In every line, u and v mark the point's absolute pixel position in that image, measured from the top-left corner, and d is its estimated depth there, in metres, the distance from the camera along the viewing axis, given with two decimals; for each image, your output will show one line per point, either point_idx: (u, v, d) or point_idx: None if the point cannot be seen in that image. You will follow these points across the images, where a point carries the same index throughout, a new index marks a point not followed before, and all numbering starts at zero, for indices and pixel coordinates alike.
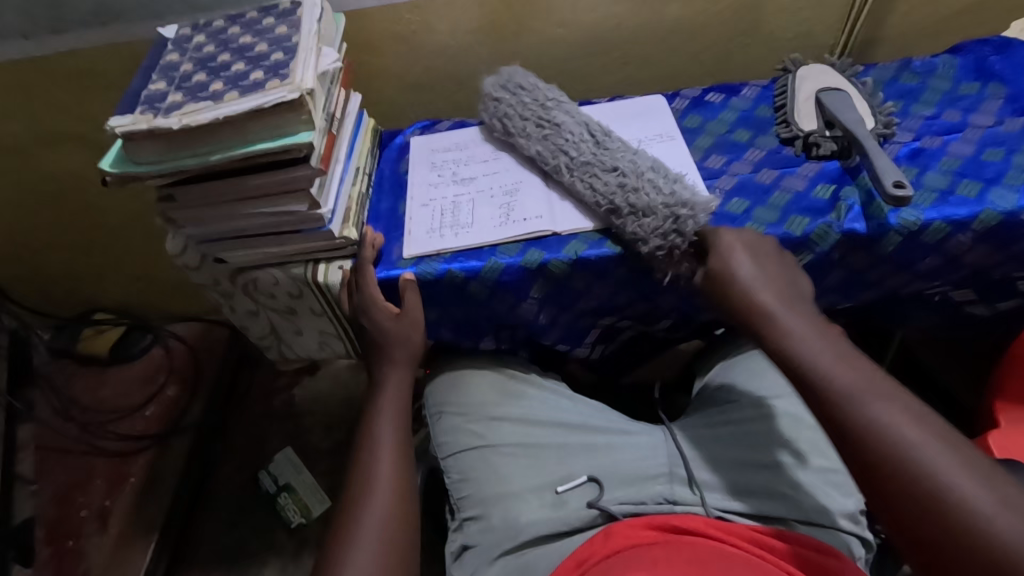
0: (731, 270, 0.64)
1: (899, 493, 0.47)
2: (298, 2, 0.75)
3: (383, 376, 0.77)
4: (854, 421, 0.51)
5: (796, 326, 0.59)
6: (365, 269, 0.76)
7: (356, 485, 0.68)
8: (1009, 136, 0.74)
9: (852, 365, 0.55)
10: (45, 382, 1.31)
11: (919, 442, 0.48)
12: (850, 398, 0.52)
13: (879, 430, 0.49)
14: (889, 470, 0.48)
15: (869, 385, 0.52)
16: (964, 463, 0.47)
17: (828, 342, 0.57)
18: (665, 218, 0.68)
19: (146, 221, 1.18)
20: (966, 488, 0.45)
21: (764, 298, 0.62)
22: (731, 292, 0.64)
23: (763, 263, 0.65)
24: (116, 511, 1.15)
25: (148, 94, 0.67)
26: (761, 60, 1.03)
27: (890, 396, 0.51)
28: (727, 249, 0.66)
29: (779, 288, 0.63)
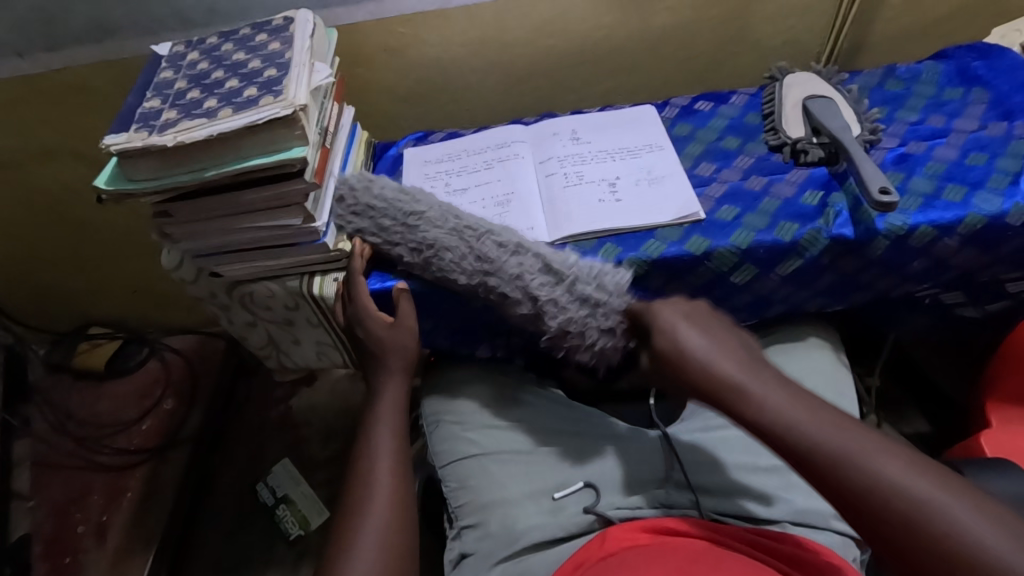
0: (681, 347, 0.61)
1: (929, 558, 0.44)
2: (291, 18, 0.76)
3: (379, 386, 0.77)
4: (859, 488, 0.47)
5: (761, 385, 0.56)
6: (357, 281, 0.76)
7: (353, 495, 0.68)
8: (993, 140, 0.75)
9: (832, 423, 0.51)
10: (41, 398, 1.31)
11: (929, 490, 0.45)
12: (845, 463, 0.48)
13: (889, 489, 0.46)
14: (917, 531, 0.44)
15: (854, 442, 0.49)
16: (969, 499, 0.45)
17: (799, 400, 0.54)
18: (580, 304, 0.72)
19: (141, 236, 1.18)
20: (986, 533, 0.43)
21: (724, 367, 0.58)
22: (691, 366, 0.59)
23: (712, 332, 0.62)
24: (114, 526, 1.16)
25: (143, 111, 0.68)
26: (750, 66, 1.04)
27: (874, 447, 0.49)
28: (672, 325, 0.63)
29: (732, 353, 0.60)
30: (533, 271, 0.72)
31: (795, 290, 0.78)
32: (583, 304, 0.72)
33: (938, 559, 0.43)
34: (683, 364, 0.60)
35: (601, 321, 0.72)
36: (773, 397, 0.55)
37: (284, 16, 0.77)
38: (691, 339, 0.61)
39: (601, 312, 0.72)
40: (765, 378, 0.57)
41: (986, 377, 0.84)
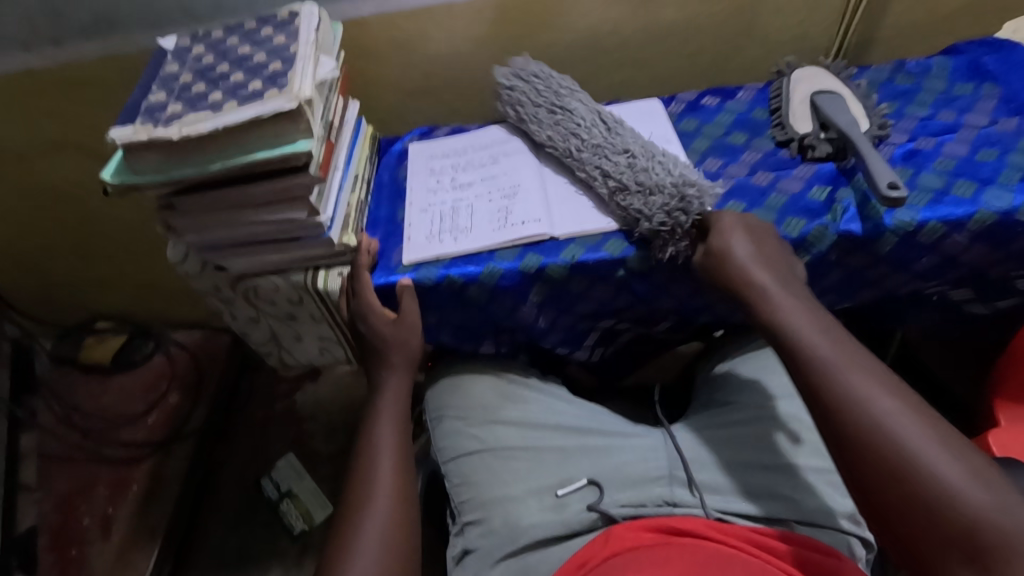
0: (727, 248, 0.66)
1: (869, 454, 0.51)
2: (296, 12, 0.76)
3: (382, 382, 0.77)
4: (846, 394, 0.55)
5: (787, 302, 0.63)
6: (361, 276, 0.76)
7: (356, 490, 0.68)
8: (1003, 136, 0.74)
9: (846, 347, 0.59)
10: (47, 391, 1.32)
11: (902, 419, 0.52)
12: (838, 374, 0.56)
13: (865, 400, 0.54)
14: (873, 439, 0.52)
15: (856, 363, 0.57)
16: (936, 431, 0.51)
17: (815, 320, 0.61)
18: (662, 201, 0.70)
19: (149, 230, 1.19)
20: (934, 455, 0.50)
21: (758, 276, 0.65)
22: (726, 266, 0.66)
23: (760, 243, 0.68)
24: (119, 519, 1.17)
25: (148, 105, 0.68)
26: (757, 62, 1.03)
27: (876, 373, 0.56)
28: (726, 230, 0.68)
29: (771, 269, 0.66)
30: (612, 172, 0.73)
31: None
32: (665, 189, 0.70)
33: (876, 460, 0.51)
34: (719, 269, 0.67)
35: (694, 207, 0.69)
36: (797, 313, 0.62)
37: (290, 9, 0.77)
38: (738, 248, 0.66)
39: (676, 208, 0.70)
40: (792, 292, 0.64)
41: (994, 375, 0.83)
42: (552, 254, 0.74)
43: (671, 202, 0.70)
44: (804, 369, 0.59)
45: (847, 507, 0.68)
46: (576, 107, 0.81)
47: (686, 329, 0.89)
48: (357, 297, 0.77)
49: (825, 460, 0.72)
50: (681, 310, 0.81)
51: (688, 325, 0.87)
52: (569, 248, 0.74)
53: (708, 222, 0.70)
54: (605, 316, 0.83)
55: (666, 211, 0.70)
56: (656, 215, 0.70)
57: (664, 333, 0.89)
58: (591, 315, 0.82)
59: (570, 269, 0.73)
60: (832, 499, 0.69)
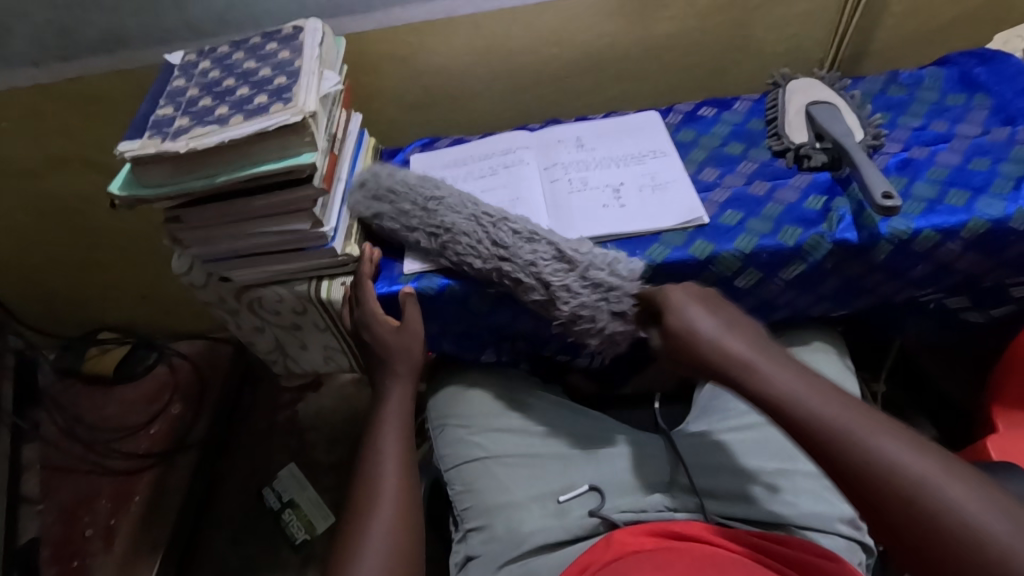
0: (690, 325, 0.60)
1: (928, 536, 0.44)
2: (300, 28, 0.77)
3: (385, 390, 0.78)
4: (865, 472, 0.48)
5: (768, 362, 0.57)
6: (365, 285, 0.77)
7: (360, 497, 0.69)
8: (995, 145, 0.75)
9: (845, 404, 0.52)
10: (50, 402, 1.32)
11: (941, 481, 0.46)
12: (854, 444, 0.49)
13: (892, 470, 0.47)
14: (924, 519, 0.45)
15: (857, 419, 0.50)
16: (971, 485, 0.45)
17: (805, 379, 0.54)
18: (595, 291, 0.71)
19: (152, 242, 1.20)
20: (985, 519, 0.43)
21: (733, 347, 0.58)
22: (698, 344, 0.59)
23: (719, 311, 0.62)
24: (121, 530, 1.17)
25: (156, 119, 0.69)
26: (753, 74, 1.05)
27: (886, 428, 0.49)
28: (682, 306, 0.63)
29: (741, 331, 0.60)
30: (545, 259, 0.71)
31: (799, 294, 0.78)
32: (602, 279, 0.71)
33: (936, 545, 0.44)
34: (690, 346, 0.60)
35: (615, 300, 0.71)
36: (780, 372, 0.55)
37: (294, 25, 0.78)
38: (701, 318, 0.61)
39: (613, 296, 0.71)
40: (771, 355, 0.57)
41: (991, 381, 0.84)
42: None
43: (593, 300, 0.71)
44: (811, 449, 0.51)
45: (848, 512, 0.70)
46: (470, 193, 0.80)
47: None
48: (359, 304, 0.78)
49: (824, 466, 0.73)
50: None
51: None
52: None
53: (661, 301, 0.65)
54: None
55: (605, 297, 0.71)
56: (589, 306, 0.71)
57: None
58: None
59: None
60: (833, 503, 0.70)
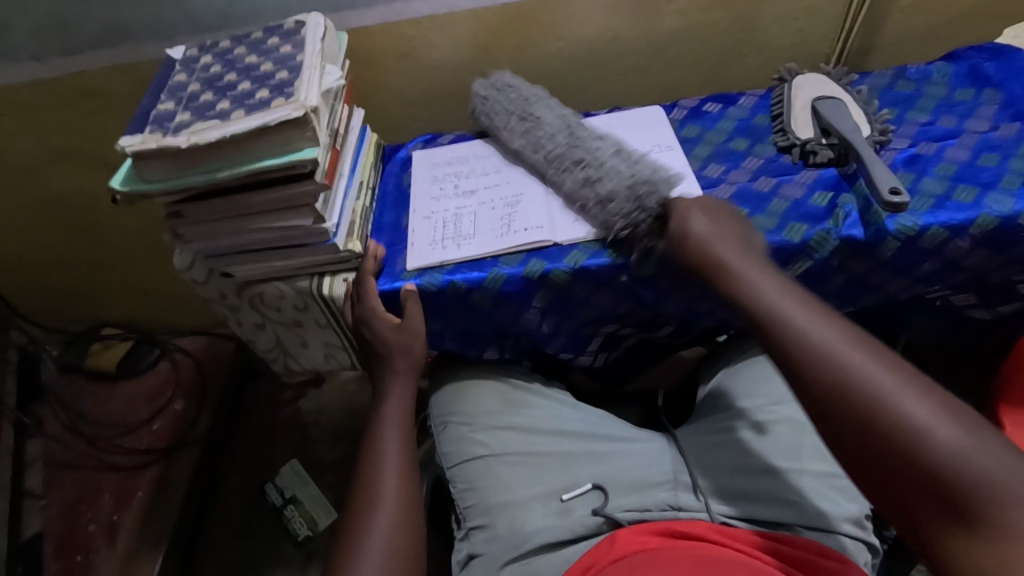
0: (685, 231, 0.68)
1: (843, 405, 0.51)
2: (302, 22, 0.77)
3: (387, 386, 0.78)
4: (804, 350, 0.55)
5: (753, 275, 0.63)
6: (366, 282, 0.77)
7: (361, 494, 0.68)
8: (1004, 141, 0.74)
9: (821, 316, 0.57)
10: (53, 398, 1.33)
11: (874, 369, 0.51)
12: (794, 331, 0.57)
13: (847, 372, 0.51)
14: (842, 398, 0.51)
15: (815, 319, 0.57)
16: (932, 400, 0.48)
17: (776, 283, 0.62)
18: (628, 192, 0.71)
19: (152, 237, 1.19)
20: (928, 420, 0.47)
21: (714, 250, 0.66)
22: (682, 250, 0.68)
23: (719, 221, 0.68)
24: (123, 526, 1.17)
25: (157, 114, 0.69)
26: (759, 68, 1.04)
27: (839, 326, 0.56)
28: (683, 213, 0.69)
29: (732, 241, 0.66)
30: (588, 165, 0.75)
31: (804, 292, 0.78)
32: (622, 195, 0.71)
33: (851, 422, 0.50)
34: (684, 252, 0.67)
35: (641, 204, 0.70)
36: (767, 285, 0.61)
37: (296, 20, 0.78)
38: (696, 228, 0.67)
39: (643, 198, 0.71)
40: (747, 260, 0.65)
41: (997, 379, 0.83)
42: (555, 259, 0.74)
43: (627, 205, 0.70)
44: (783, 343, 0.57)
45: (854, 511, 0.69)
46: (544, 115, 0.83)
47: (689, 334, 0.89)
48: (360, 302, 0.78)
49: (828, 466, 0.72)
50: (684, 316, 0.82)
51: (690, 330, 0.88)
52: (573, 254, 0.74)
53: (667, 211, 0.71)
54: (608, 322, 0.83)
55: (633, 205, 0.70)
56: (620, 213, 0.71)
57: (667, 337, 0.90)
58: (594, 320, 0.83)
59: (573, 274, 0.74)
60: (840, 503, 0.69)
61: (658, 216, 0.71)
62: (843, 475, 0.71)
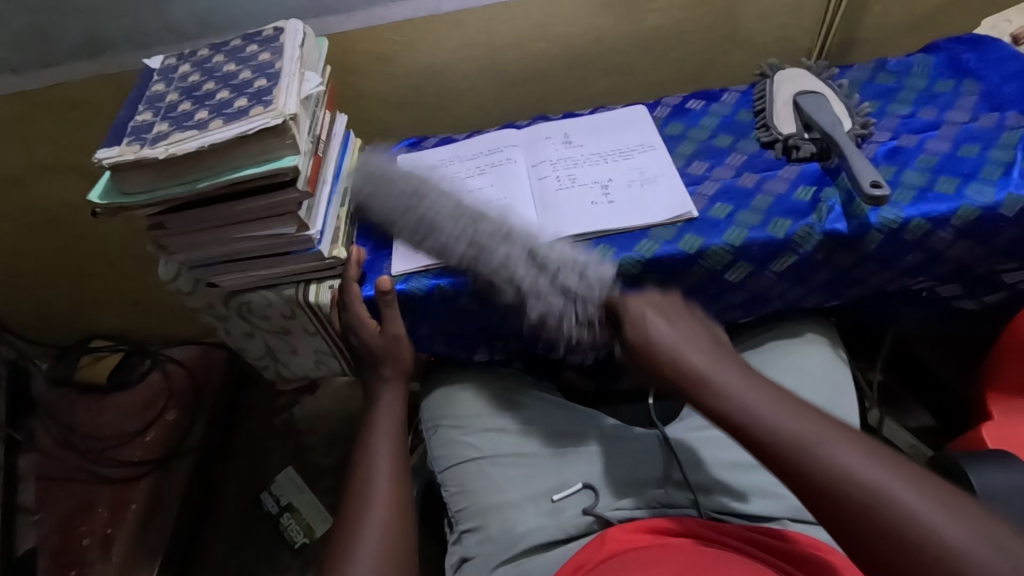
0: (649, 338, 0.63)
1: (871, 527, 0.45)
2: (280, 29, 0.76)
3: (377, 393, 0.78)
4: (810, 471, 0.49)
5: (717, 371, 0.59)
6: (351, 288, 0.77)
7: (352, 501, 0.68)
8: (984, 131, 0.75)
9: (810, 419, 0.52)
10: (45, 412, 1.32)
11: (888, 479, 0.47)
12: (793, 448, 0.51)
13: (841, 475, 0.48)
14: (867, 519, 0.46)
15: (810, 429, 0.51)
16: (922, 486, 0.47)
17: (756, 387, 0.57)
18: (563, 296, 0.70)
19: (138, 248, 1.18)
20: (962, 535, 0.43)
21: (690, 358, 0.60)
22: (659, 356, 0.62)
23: (677, 324, 0.64)
24: (118, 539, 1.16)
25: (135, 125, 0.68)
26: (742, 64, 1.04)
27: (835, 433, 0.51)
28: (640, 319, 0.65)
29: (700, 344, 0.62)
30: (517, 259, 0.71)
31: (791, 286, 0.78)
32: (562, 299, 0.69)
33: (887, 545, 0.45)
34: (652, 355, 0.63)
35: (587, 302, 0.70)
36: (744, 390, 0.56)
37: (275, 26, 0.77)
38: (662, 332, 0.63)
39: (580, 302, 0.70)
40: (725, 363, 0.60)
41: (986, 368, 0.84)
42: None
43: (567, 308, 0.69)
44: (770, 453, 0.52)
45: None
46: (428, 200, 0.77)
47: None
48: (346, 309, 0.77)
49: None
50: None
51: None
52: None
53: (620, 310, 0.68)
54: None
55: (571, 303, 0.70)
56: (560, 314, 0.69)
57: None
58: None
59: None
60: None
61: (607, 314, 0.70)
62: None
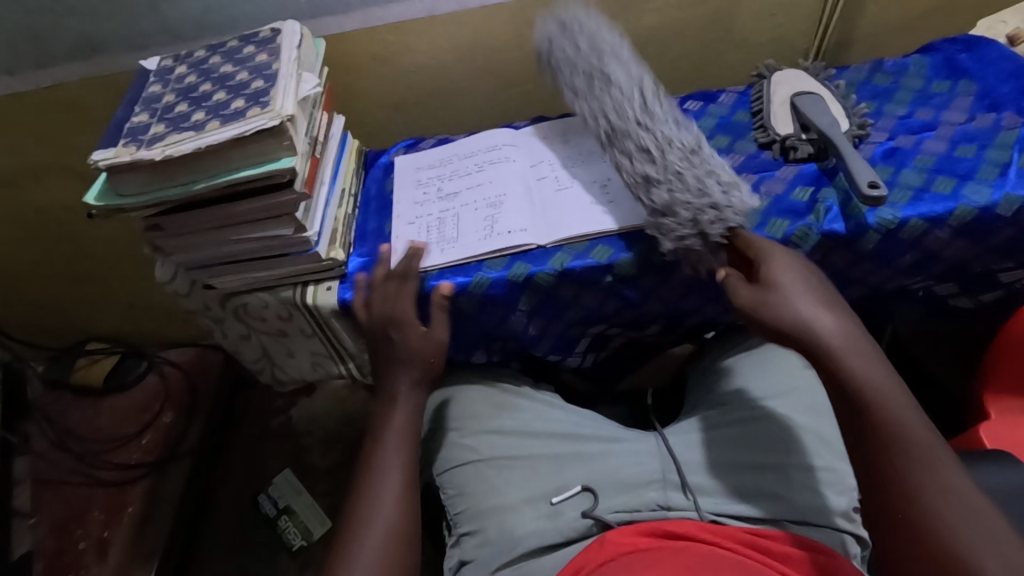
0: (784, 299, 0.63)
1: (923, 540, 0.53)
2: (277, 30, 0.76)
3: (392, 394, 0.74)
4: (900, 472, 0.55)
5: (820, 311, 0.63)
6: (410, 283, 0.75)
7: (359, 508, 0.67)
8: (980, 132, 0.75)
9: (927, 436, 0.56)
10: (40, 415, 1.31)
11: (959, 517, 0.52)
12: (896, 448, 0.56)
13: (922, 489, 0.54)
14: (923, 533, 0.53)
15: (921, 446, 0.56)
16: (984, 529, 0.52)
17: (889, 390, 0.59)
18: (703, 200, 0.69)
19: (136, 249, 1.18)
20: None
21: (823, 331, 0.62)
22: (782, 314, 0.63)
23: (816, 295, 0.64)
24: (115, 542, 1.16)
25: (131, 126, 0.68)
26: (738, 64, 1.04)
27: (942, 462, 0.55)
28: (780, 278, 0.64)
29: (838, 324, 0.63)
30: (673, 153, 0.71)
31: None
32: (693, 200, 0.69)
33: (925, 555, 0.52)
34: (774, 318, 0.63)
35: (723, 220, 0.68)
36: (877, 383, 0.59)
37: (272, 27, 0.77)
38: (779, 270, 0.65)
39: (717, 213, 0.68)
40: (862, 351, 0.61)
41: (983, 368, 0.84)
42: (540, 262, 0.74)
43: (694, 216, 0.68)
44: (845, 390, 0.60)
45: (842, 504, 0.69)
46: (615, 76, 0.77)
47: (675, 333, 0.89)
48: (386, 300, 0.74)
49: (822, 459, 0.72)
50: (669, 315, 0.83)
51: (677, 329, 0.88)
52: (557, 256, 0.74)
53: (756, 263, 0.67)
54: (594, 323, 0.84)
55: (704, 212, 0.68)
56: (686, 220, 0.69)
57: (653, 336, 0.90)
58: (580, 322, 0.83)
59: (559, 276, 0.74)
60: (829, 496, 0.69)
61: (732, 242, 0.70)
62: (837, 469, 0.71)
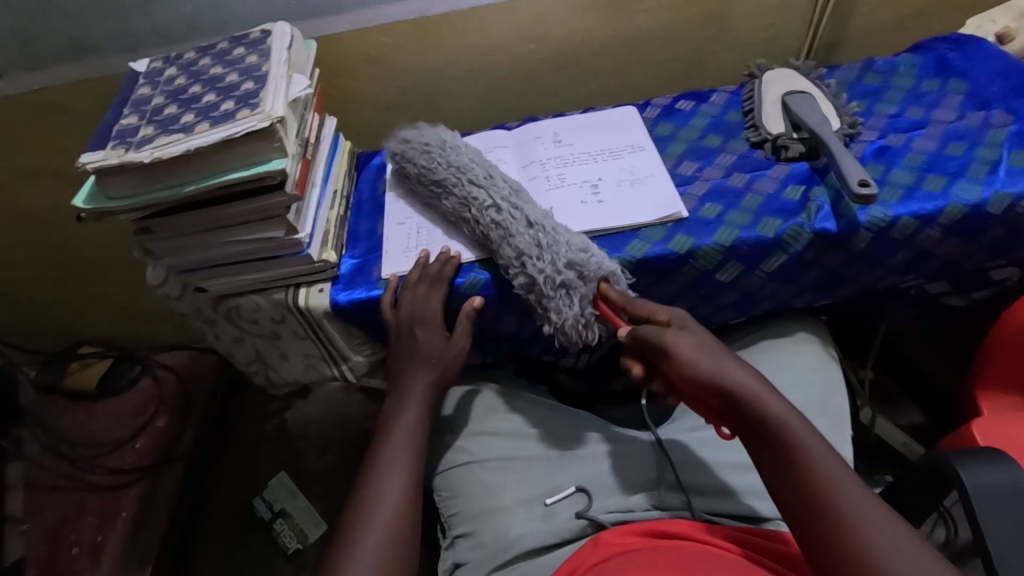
0: (681, 352, 0.58)
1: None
2: (267, 32, 0.76)
3: (406, 388, 0.73)
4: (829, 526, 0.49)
5: (710, 353, 0.58)
6: (443, 286, 0.73)
7: (361, 500, 0.64)
8: (970, 130, 0.75)
9: (851, 484, 0.50)
10: (32, 420, 1.29)
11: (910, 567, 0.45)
12: (821, 504, 0.49)
13: (857, 539, 0.47)
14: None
15: (844, 492, 0.50)
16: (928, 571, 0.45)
17: (805, 436, 0.53)
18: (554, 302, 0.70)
19: (128, 252, 1.17)
20: None
21: (727, 382, 0.56)
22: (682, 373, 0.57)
23: (709, 347, 0.59)
24: (107, 548, 1.15)
25: (120, 129, 0.67)
26: (731, 64, 1.04)
27: (873, 508, 0.49)
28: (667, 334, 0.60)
29: (742, 370, 0.57)
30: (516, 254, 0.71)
31: (781, 285, 0.78)
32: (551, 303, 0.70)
33: None
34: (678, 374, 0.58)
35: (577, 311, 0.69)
36: (788, 433, 0.53)
37: (262, 29, 0.77)
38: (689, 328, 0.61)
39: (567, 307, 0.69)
40: (770, 398, 0.55)
41: (976, 365, 0.84)
42: None
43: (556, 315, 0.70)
44: (753, 430, 0.54)
45: None
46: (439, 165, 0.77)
47: None
48: (414, 300, 0.73)
49: None
50: None
51: None
52: None
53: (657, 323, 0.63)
54: None
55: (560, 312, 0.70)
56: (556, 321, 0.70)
57: None
58: None
59: None
60: None
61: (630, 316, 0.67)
62: None
